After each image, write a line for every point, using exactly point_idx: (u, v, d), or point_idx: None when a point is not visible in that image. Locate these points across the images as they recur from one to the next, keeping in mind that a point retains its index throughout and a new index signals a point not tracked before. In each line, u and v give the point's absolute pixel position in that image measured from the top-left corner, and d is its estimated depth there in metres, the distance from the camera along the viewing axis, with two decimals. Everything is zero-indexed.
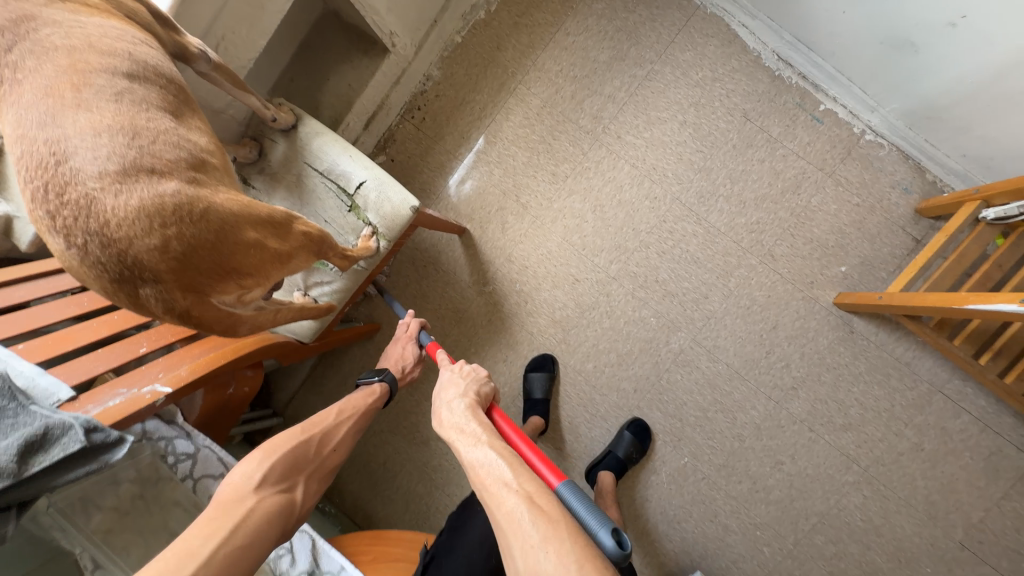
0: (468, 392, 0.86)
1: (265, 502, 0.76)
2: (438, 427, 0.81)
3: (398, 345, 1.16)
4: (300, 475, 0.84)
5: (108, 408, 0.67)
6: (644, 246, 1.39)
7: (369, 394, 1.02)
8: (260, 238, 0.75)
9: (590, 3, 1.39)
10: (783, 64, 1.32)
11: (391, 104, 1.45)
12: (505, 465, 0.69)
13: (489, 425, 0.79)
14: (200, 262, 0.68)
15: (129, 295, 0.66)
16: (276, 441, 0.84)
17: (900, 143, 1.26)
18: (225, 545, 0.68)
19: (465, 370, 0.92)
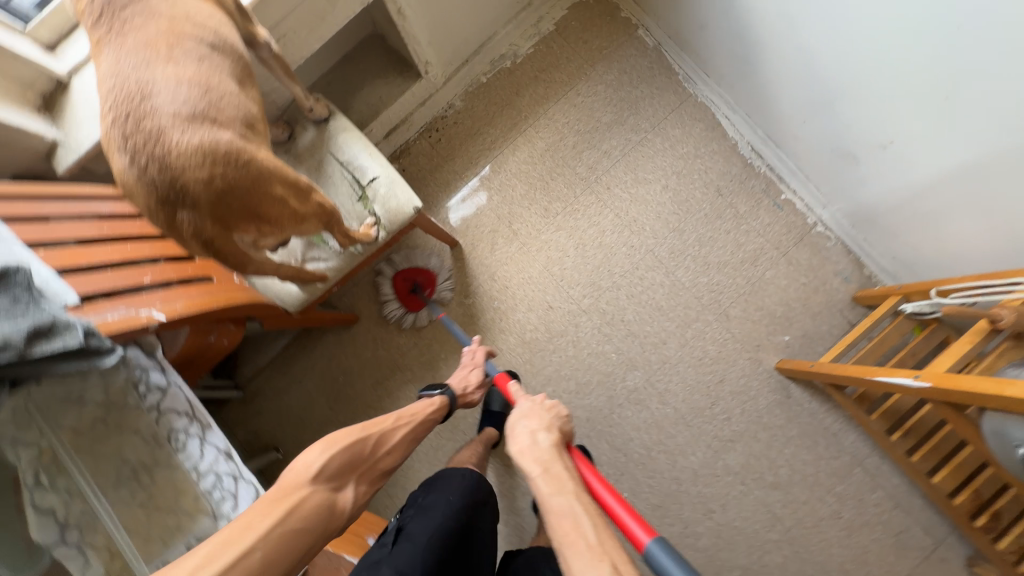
0: (552, 432, 0.87)
1: (320, 494, 0.77)
2: (519, 458, 0.81)
3: (464, 369, 1.25)
4: (353, 474, 0.85)
5: (107, 319, 0.72)
6: (616, 286, 1.52)
7: (428, 404, 1.11)
8: (285, 196, 0.84)
9: (602, 73, 1.60)
10: (755, 154, 1.53)
11: (413, 121, 1.61)
12: (591, 524, 0.68)
13: (574, 474, 0.79)
14: (230, 202, 0.78)
15: (168, 215, 0.76)
16: (335, 437, 0.86)
17: (844, 239, 1.46)
18: (281, 527, 0.68)
19: (546, 404, 0.94)
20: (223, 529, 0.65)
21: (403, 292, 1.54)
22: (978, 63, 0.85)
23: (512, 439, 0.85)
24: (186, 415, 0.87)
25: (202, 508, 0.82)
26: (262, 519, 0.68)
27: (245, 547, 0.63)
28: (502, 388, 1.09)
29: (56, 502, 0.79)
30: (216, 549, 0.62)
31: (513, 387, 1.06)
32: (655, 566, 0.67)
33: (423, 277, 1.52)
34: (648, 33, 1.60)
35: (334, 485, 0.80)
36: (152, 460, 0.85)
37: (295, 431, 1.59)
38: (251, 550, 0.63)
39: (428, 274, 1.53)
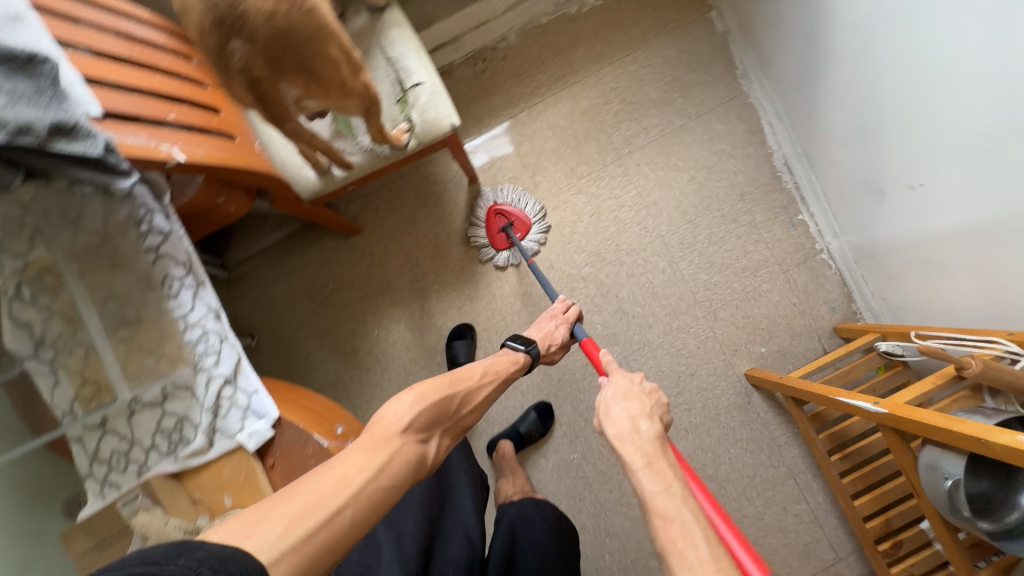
0: (655, 423, 0.80)
1: (407, 449, 0.75)
2: (619, 443, 0.77)
3: (551, 322, 1.16)
4: (438, 429, 0.82)
5: (127, 142, 0.69)
6: (619, 262, 1.54)
7: (512, 361, 1.02)
8: (340, 58, 0.80)
9: (663, 46, 1.55)
10: (786, 169, 1.54)
11: (462, 43, 1.55)
12: (701, 536, 0.61)
13: (681, 476, 0.72)
14: (285, 49, 0.76)
15: (220, 41, 0.74)
16: (426, 390, 0.82)
17: (843, 271, 1.51)
18: (372, 482, 0.67)
19: (644, 387, 0.88)
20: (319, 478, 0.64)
21: (492, 228, 1.52)
22: (1008, 119, 0.86)
23: (613, 421, 0.81)
24: (183, 265, 0.85)
25: (186, 356, 0.83)
26: (356, 472, 0.67)
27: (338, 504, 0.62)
28: (589, 353, 1.05)
29: (35, 318, 0.81)
30: (316, 496, 0.62)
31: (609, 359, 0.99)
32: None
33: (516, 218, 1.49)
34: (720, 17, 1.55)
35: (418, 438, 0.78)
36: (141, 300, 0.83)
37: (273, 324, 1.60)
38: (343, 507, 0.62)
39: (522, 219, 1.51)
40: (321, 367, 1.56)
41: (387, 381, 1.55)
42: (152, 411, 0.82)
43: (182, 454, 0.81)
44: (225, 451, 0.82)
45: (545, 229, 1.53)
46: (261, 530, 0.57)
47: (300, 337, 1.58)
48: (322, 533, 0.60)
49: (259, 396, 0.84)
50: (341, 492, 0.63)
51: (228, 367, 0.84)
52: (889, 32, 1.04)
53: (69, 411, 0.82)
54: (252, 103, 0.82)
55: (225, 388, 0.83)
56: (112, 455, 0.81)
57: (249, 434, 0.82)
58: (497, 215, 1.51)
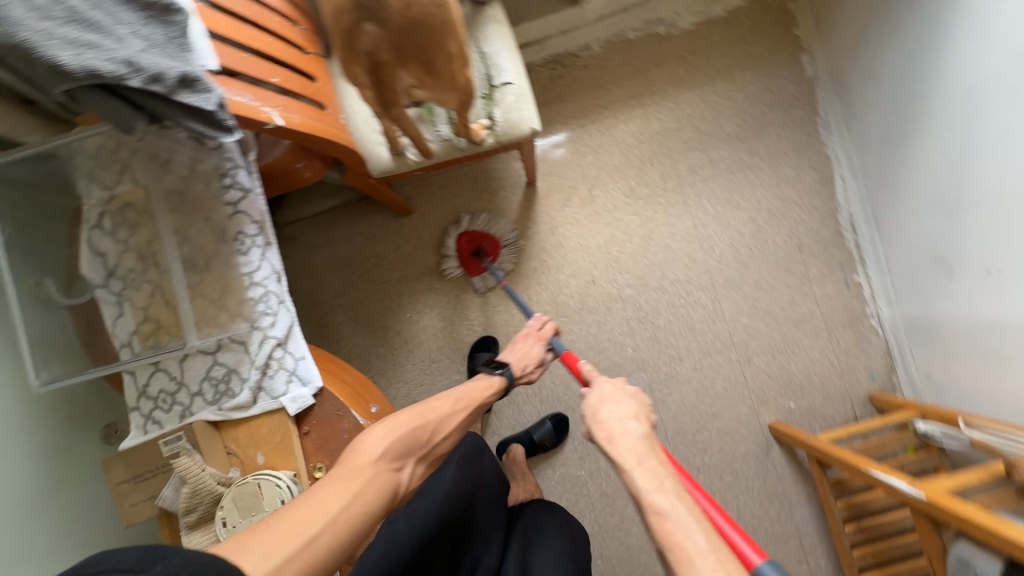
0: (644, 422, 0.75)
1: (383, 477, 0.73)
2: (607, 445, 0.71)
3: (525, 342, 1.07)
4: (414, 457, 0.79)
5: (234, 100, 0.71)
6: (661, 290, 1.52)
7: (486, 386, 0.95)
8: (459, 54, 0.79)
9: (746, 81, 1.52)
10: (850, 227, 1.50)
11: (545, 46, 1.55)
12: (702, 534, 0.57)
13: (674, 473, 0.67)
14: (412, 38, 0.77)
15: (351, 23, 0.75)
16: (398, 419, 0.80)
17: (890, 340, 1.46)
18: (348, 508, 0.66)
19: (628, 389, 0.82)
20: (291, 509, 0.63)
21: (465, 253, 1.54)
22: None
23: (601, 425, 0.74)
24: (256, 224, 0.86)
25: (244, 313, 0.84)
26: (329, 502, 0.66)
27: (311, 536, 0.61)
28: (570, 366, 0.96)
29: (111, 249, 0.84)
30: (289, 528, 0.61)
31: (592, 370, 0.91)
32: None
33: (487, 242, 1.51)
34: (811, 61, 1.51)
35: (395, 465, 0.75)
36: (213, 251, 0.85)
37: (310, 287, 1.62)
38: (317, 537, 0.61)
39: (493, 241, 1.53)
40: (349, 338, 1.59)
41: (411, 364, 1.56)
42: (204, 358, 0.85)
43: (225, 406, 0.83)
44: (267, 410, 0.83)
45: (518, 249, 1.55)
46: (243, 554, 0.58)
47: (334, 305, 1.61)
48: (299, 559, 0.59)
49: (304, 363, 0.85)
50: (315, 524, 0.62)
51: (281, 331, 0.85)
52: (992, 107, 0.99)
53: (127, 343, 0.84)
54: (365, 86, 0.82)
55: (276, 349, 0.85)
56: (160, 393, 0.84)
57: (291, 399, 0.83)
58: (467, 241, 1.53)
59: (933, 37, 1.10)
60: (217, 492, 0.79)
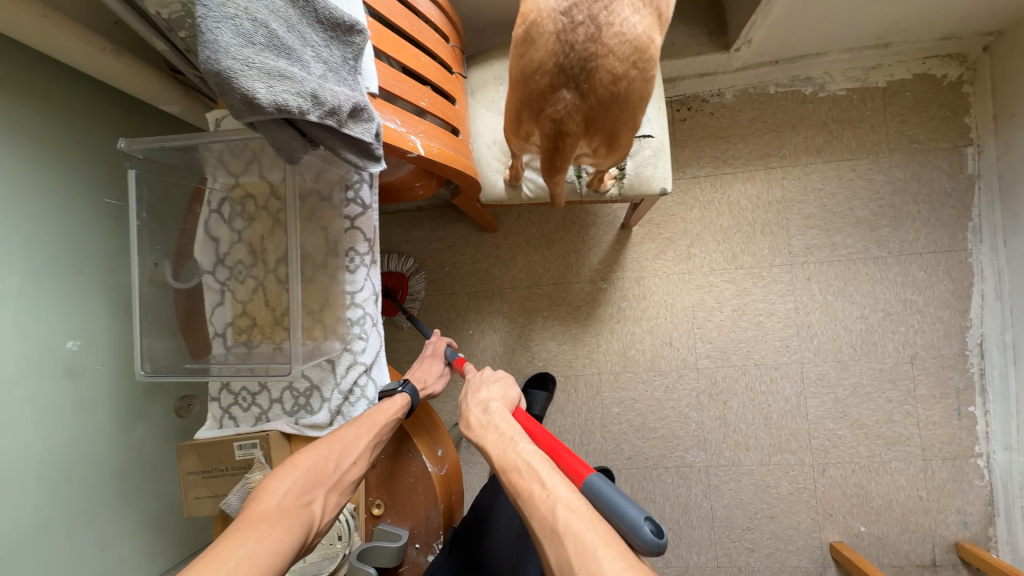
0: (505, 400, 0.80)
1: (290, 518, 0.62)
2: (470, 431, 0.75)
3: (421, 365, 1.01)
4: (327, 488, 0.69)
5: (386, 126, 0.68)
6: (742, 370, 1.40)
7: (385, 410, 0.77)
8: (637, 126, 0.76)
9: (893, 164, 1.35)
10: (978, 351, 1.31)
11: (676, 85, 1.41)
12: (534, 468, 0.62)
13: (519, 428, 0.72)
14: (606, 110, 0.72)
15: (553, 81, 0.72)
16: (297, 454, 0.70)
17: (996, 487, 1.29)
18: (250, 555, 0.55)
19: (495, 374, 0.89)
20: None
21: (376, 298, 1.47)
22: None
23: (465, 416, 0.79)
24: (368, 242, 0.84)
25: (339, 331, 0.81)
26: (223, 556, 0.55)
27: None
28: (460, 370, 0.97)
29: (226, 238, 0.84)
30: None
31: (472, 367, 0.94)
32: (594, 491, 0.57)
33: (393, 280, 1.45)
34: (977, 157, 1.31)
35: (303, 500, 0.66)
36: (321, 260, 0.82)
37: None
38: None
39: (399, 277, 1.46)
40: (407, 341, 1.56)
41: None
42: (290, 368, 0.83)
43: (301, 421, 0.81)
44: None
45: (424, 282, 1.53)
46: None
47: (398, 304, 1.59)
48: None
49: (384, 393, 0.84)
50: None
51: (369, 356, 0.83)
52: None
53: (221, 333, 0.84)
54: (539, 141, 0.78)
55: (362, 376, 0.82)
56: (241, 391, 0.83)
57: None
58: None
59: None
60: None
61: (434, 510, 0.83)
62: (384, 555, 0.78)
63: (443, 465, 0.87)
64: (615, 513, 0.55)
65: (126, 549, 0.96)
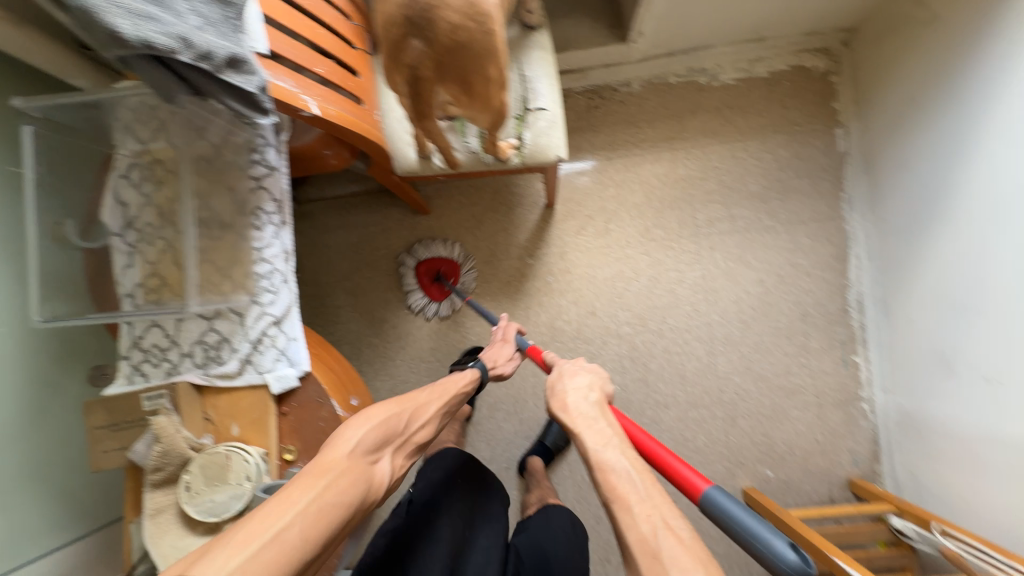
0: (597, 391, 0.87)
1: (359, 466, 0.70)
2: (563, 413, 0.83)
3: (492, 349, 1.16)
4: (392, 447, 0.78)
5: (277, 84, 0.75)
6: (658, 334, 1.51)
7: (460, 376, 0.99)
8: (494, 77, 0.81)
9: (778, 144, 1.52)
10: (857, 307, 1.48)
11: (586, 75, 1.56)
12: (637, 478, 0.69)
13: (618, 429, 0.79)
14: (454, 58, 0.79)
15: (403, 35, 0.79)
16: (372, 410, 0.79)
17: (879, 427, 1.44)
18: (318, 500, 0.62)
19: (586, 366, 0.95)
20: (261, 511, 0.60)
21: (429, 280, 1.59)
22: None
23: (560, 399, 0.86)
24: (275, 203, 0.89)
25: (247, 285, 0.87)
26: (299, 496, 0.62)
27: (282, 527, 0.57)
28: (535, 357, 1.06)
29: (134, 201, 0.87)
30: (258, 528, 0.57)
31: (552, 354, 1.02)
32: (714, 509, 0.63)
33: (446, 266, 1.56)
34: (844, 136, 1.50)
35: (370, 456, 0.73)
36: (231, 220, 0.87)
37: (317, 267, 1.66)
38: (288, 529, 0.58)
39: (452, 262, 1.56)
40: (346, 323, 1.62)
41: (400, 360, 1.59)
42: (200, 322, 0.86)
43: (212, 372, 0.85)
44: (251, 384, 0.85)
45: (477, 272, 1.58)
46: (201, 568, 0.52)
47: (335, 289, 1.64)
48: (270, 553, 0.55)
49: (296, 344, 0.87)
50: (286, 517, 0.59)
51: (279, 309, 0.88)
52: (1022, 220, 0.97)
53: (131, 293, 0.86)
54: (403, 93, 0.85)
55: (271, 327, 0.86)
56: (152, 347, 0.86)
57: (276, 377, 0.85)
58: (426, 270, 1.58)
59: (964, 135, 1.10)
60: (186, 457, 0.79)
61: None
62: None
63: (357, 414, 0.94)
64: (738, 532, 0.60)
65: (3, 526, 0.95)
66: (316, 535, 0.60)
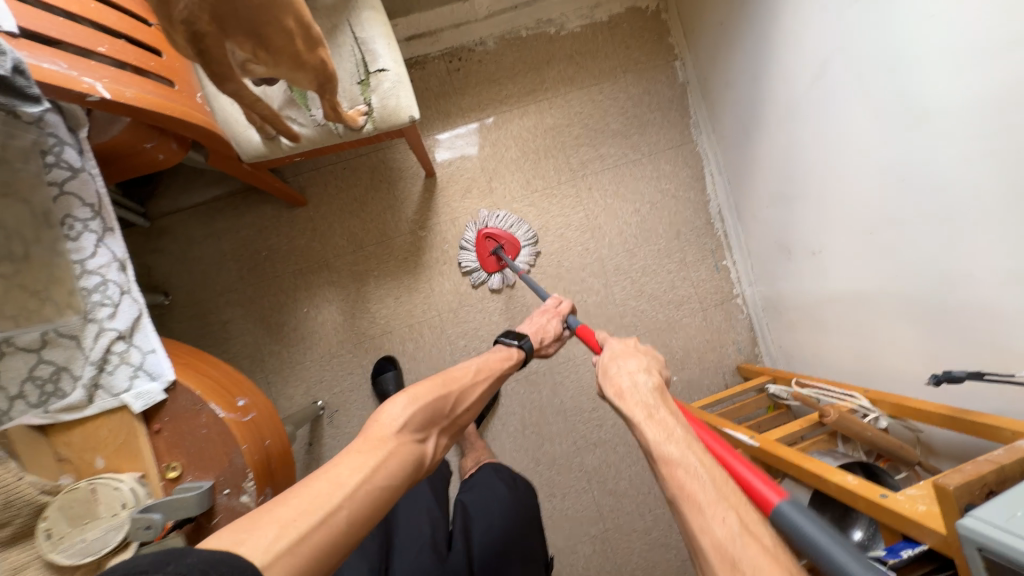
0: (654, 375, 0.81)
1: (406, 447, 0.72)
2: (618, 399, 0.78)
3: (543, 317, 1.16)
4: (436, 427, 0.81)
5: (41, 67, 0.66)
6: (558, 278, 1.60)
7: (506, 357, 1.03)
8: (295, 31, 0.70)
9: (629, 82, 1.64)
10: (718, 218, 1.68)
11: (439, 39, 1.57)
12: (709, 478, 0.61)
13: (682, 418, 0.72)
14: (239, 10, 0.64)
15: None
16: (419, 391, 0.81)
17: (753, 317, 1.66)
18: (368, 481, 0.64)
19: (641, 350, 0.90)
20: (313, 478, 0.62)
21: (484, 251, 1.52)
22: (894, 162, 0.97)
23: (611, 382, 0.81)
24: (89, 208, 0.79)
25: (75, 304, 0.77)
26: (351, 473, 0.64)
27: (332, 506, 0.59)
28: (585, 339, 1.03)
29: None
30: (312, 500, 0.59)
31: (607, 338, 0.99)
32: (787, 525, 0.56)
33: (510, 242, 1.53)
34: (682, 68, 1.66)
35: (419, 437, 0.76)
36: (35, 235, 0.76)
37: (192, 284, 1.52)
38: (338, 508, 0.60)
39: (515, 240, 1.53)
40: (240, 336, 1.51)
41: (309, 361, 1.52)
42: (26, 356, 0.76)
43: (53, 407, 0.76)
44: (107, 409, 0.78)
45: (536, 252, 1.57)
46: (254, 536, 0.54)
47: (219, 303, 1.51)
48: (318, 535, 0.57)
49: (156, 356, 0.80)
50: (335, 494, 0.60)
51: (123, 323, 0.80)
52: (811, 111, 1.16)
53: None
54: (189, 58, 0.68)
55: (118, 343, 0.79)
56: None
57: (137, 395, 0.78)
58: (487, 239, 1.53)
59: (765, 48, 1.27)
60: (39, 502, 0.71)
61: (237, 451, 0.80)
62: (178, 507, 0.74)
63: (250, 414, 0.87)
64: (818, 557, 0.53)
65: None
66: (364, 514, 0.62)
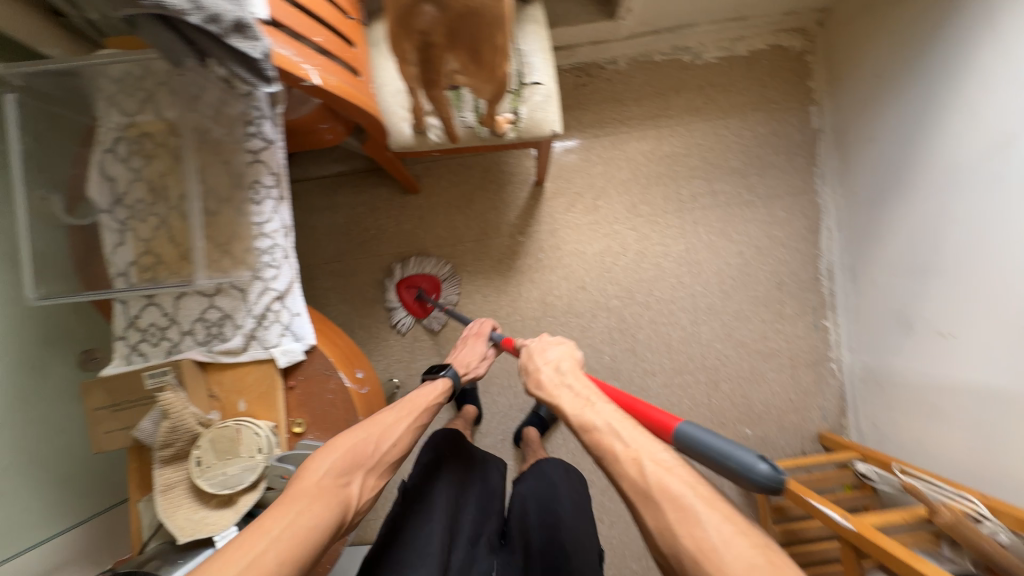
0: (573, 360, 0.92)
1: (327, 491, 0.69)
2: (543, 390, 0.87)
3: (464, 347, 1.13)
4: (363, 469, 0.76)
5: (278, 52, 0.74)
6: (645, 306, 1.57)
7: (433, 392, 0.95)
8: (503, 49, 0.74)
9: (758, 121, 1.59)
10: (828, 275, 1.58)
11: (573, 52, 1.58)
12: (622, 428, 0.71)
13: (595, 389, 0.82)
14: (464, 28, 0.72)
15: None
16: (337, 439, 0.78)
17: (846, 386, 1.56)
18: (286, 526, 0.63)
19: (553, 338, 1.00)
20: (236, 537, 0.62)
21: (410, 299, 1.57)
22: None
23: (537, 379, 0.90)
24: (273, 176, 0.87)
25: (248, 261, 0.86)
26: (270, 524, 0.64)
27: (250, 558, 0.58)
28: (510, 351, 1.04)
29: (122, 176, 0.84)
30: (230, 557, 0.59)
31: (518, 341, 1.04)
32: (687, 439, 0.63)
33: (428, 284, 1.56)
34: (818, 113, 1.58)
35: (342, 480, 0.72)
36: (228, 193, 0.86)
37: (304, 247, 1.63)
38: (260, 555, 0.59)
39: (433, 280, 1.56)
40: (336, 305, 1.61)
41: (393, 340, 1.59)
42: (200, 299, 0.86)
43: (215, 348, 0.85)
44: (256, 359, 0.86)
45: (458, 282, 1.58)
46: None
47: (323, 269, 1.62)
48: None
49: (300, 320, 0.87)
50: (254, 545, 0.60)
51: (282, 283, 0.88)
52: (971, 183, 1.08)
53: (123, 273, 0.84)
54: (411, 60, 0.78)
55: (275, 302, 0.87)
56: (149, 326, 0.85)
57: (282, 351, 0.86)
58: (409, 288, 1.57)
59: (926, 107, 1.19)
60: (195, 432, 0.80)
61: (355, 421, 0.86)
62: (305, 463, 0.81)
63: (365, 387, 0.93)
64: (707, 456, 0.60)
65: None
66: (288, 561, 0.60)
